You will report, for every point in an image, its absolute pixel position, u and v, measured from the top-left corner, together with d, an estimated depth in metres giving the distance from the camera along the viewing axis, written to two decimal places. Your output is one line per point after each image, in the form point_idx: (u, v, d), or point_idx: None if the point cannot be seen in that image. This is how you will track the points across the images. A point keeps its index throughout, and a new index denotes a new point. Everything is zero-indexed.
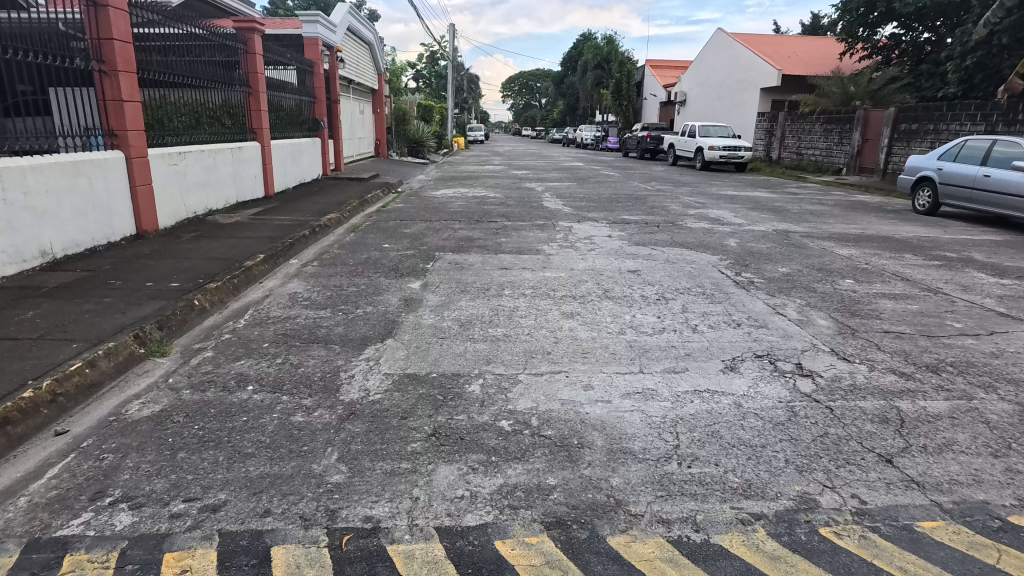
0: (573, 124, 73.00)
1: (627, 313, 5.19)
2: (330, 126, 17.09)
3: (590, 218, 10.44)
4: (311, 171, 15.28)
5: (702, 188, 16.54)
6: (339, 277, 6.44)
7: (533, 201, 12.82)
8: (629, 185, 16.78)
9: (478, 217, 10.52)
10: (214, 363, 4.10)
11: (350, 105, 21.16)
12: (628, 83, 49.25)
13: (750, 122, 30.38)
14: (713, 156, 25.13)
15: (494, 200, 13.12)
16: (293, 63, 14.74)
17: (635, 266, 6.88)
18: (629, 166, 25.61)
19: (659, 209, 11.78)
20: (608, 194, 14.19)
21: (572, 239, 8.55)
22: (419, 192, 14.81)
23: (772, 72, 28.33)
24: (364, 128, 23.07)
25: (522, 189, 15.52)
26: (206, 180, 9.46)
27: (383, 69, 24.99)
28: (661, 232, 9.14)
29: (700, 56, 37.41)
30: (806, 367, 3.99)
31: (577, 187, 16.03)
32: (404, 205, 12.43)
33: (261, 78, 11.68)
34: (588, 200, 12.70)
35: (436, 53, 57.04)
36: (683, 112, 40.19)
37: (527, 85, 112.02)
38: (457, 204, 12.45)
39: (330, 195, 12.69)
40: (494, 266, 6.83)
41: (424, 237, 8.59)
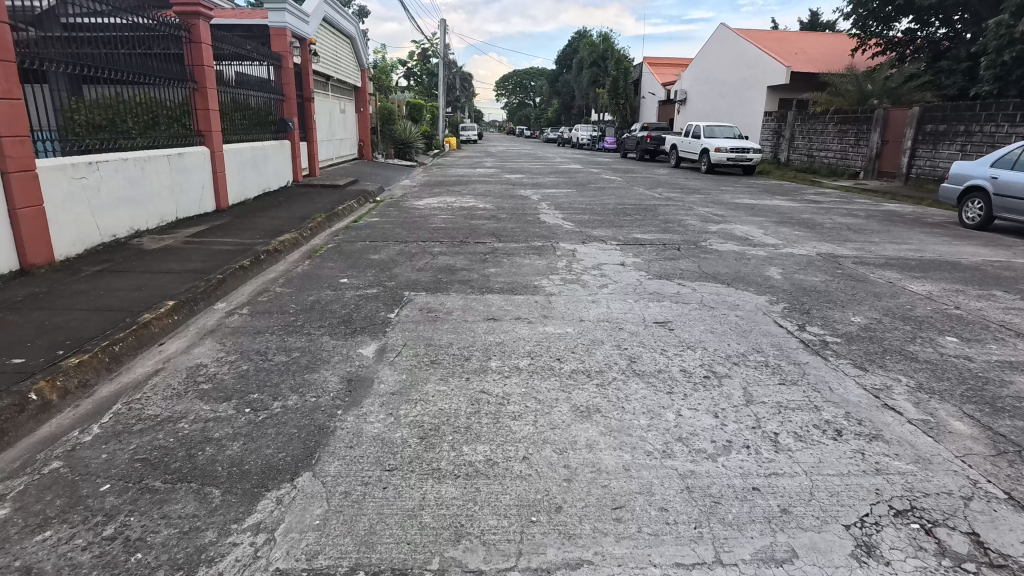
0: (568, 123, 71.38)
1: (668, 406, 3.56)
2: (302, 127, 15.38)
3: (597, 237, 8.85)
4: (279, 177, 13.58)
5: (715, 197, 14.95)
6: (269, 335, 4.79)
7: (529, 214, 11.23)
8: (634, 192, 15.18)
9: (464, 236, 8.90)
10: (2, 534, 2.48)
11: (330, 103, 19.47)
12: (625, 81, 47.63)
13: (756, 122, 28.82)
14: (720, 159, 23.59)
15: (484, 212, 11.50)
16: (258, 57, 13.03)
17: (662, 313, 5.27)
18: (630, 169, 24.01)
19: (673, 224, 10.22)
20: (611, 204, 12.62)
21: (578, 269, 6.96)
22: (399, 202, 13.16)
23: (780, 69, 26.77)
24: (345, 129, 21.36)
25: (517, 197, 13.92)
26: (130, 196, 7.76)
27: (366, 65, 23.25)
28: (684, 258, 7.52)
29: (701, 52, 35.84)
30: (991, 546, 2.39)
31: (577, 195, 14.40)
32: (379, 219, 10.77)
33: (210, 71, 9.91)
34: (592, 213, 11.13)
35: (427, 51, 55.15)
36: (683, 111, 38.63)
37: (521, 83, 110.30)
38: (441, 217, 10.84)
39: (295, 207, 11.03)
40: (479, 314, 5.24)
41: (395, 267, 6.98)
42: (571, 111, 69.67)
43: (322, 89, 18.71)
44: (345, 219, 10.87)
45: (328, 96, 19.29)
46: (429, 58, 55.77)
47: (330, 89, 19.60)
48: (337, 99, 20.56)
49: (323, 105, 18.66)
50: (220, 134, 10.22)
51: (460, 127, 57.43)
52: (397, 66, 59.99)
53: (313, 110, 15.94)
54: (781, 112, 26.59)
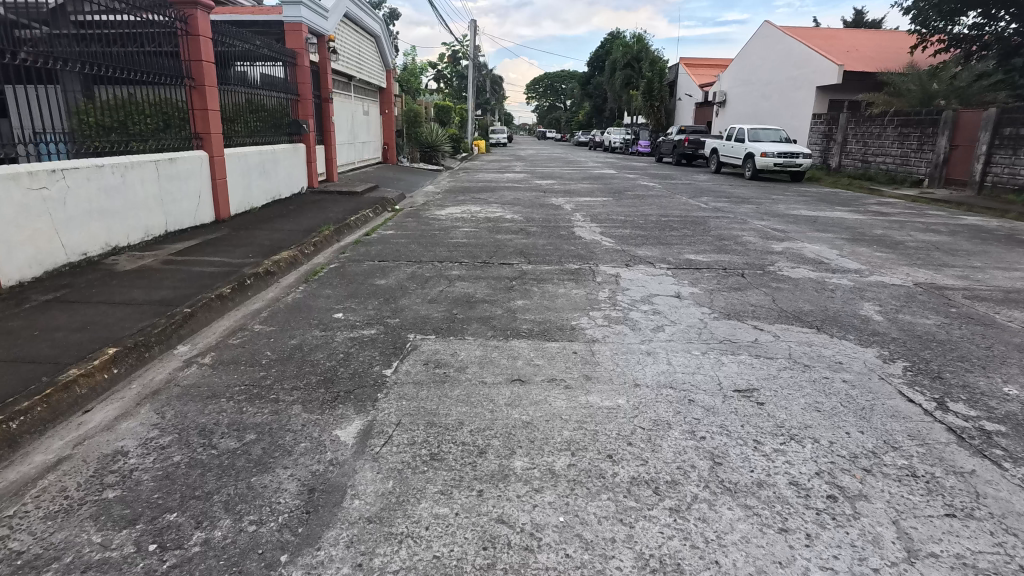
0: (599, 126, 69.82)
1: (789, 564, 2.29)
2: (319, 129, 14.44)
3: (642, 258, 7.57)
4: (292, 184, 12.63)
5: (768, 207, 13.47)
6: (227, 400, 3.68)
7: (562, 227, 9.98)
8: (677, 201, 13.77)
9: (488, 254, 7.70)
10: None
11: (351, 105, 18.55)
12: (660, 82, 46.00)
13: (804, 125, 27.04)
14: (766, 165, 21.97)
15: (511, 224, 10.30)
16: (272, 54, 12.10)
17: (741, 375, 3.99)
18: (669, 175, 22.57)
19: (728, 241, 8.87)
20: (652, 215, 11.30)
21: (625, 302, 5.70)
22: (420, 211, 12.07)
23: (832, 69, 24.99)
24: (368, 131, 20.43)
25: (548, 206, 12.68)
26: (105, 208, 6.79)
27: (391, 65, 22.33)
28: (751, 289, 6.21)
29: (743, 52, 34.08)
30: None
31: (614, 204, 13.10)
32: (396, 231, 9.67)
33: (209, 68, 8.93)
34: (634, 227, 9.83)
35: (457, 53, 54.27)
36: (723, 113, 36.87)
37: (552, 86, 108.96)
38: (462, 230, 9.69)
39: (303, 218, 10.01)
40: (501, 372, 4.04)
41: (403, 296, 5.82)
42: (603, 113, 68.07)
43: (343, 90, 17.80)
44: (357, 232, 9.82)
45: (350, 98, 18.38)
46: (459, 60, 54.85)
47: (352, 91, 18.68)
48: (360, 100, 19.65)
49: (344, 107, 17.73)
50: (221, 137, 9.26)
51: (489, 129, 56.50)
52: (427, 68, 59.26)
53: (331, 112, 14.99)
54: (832, 114, 24.78)
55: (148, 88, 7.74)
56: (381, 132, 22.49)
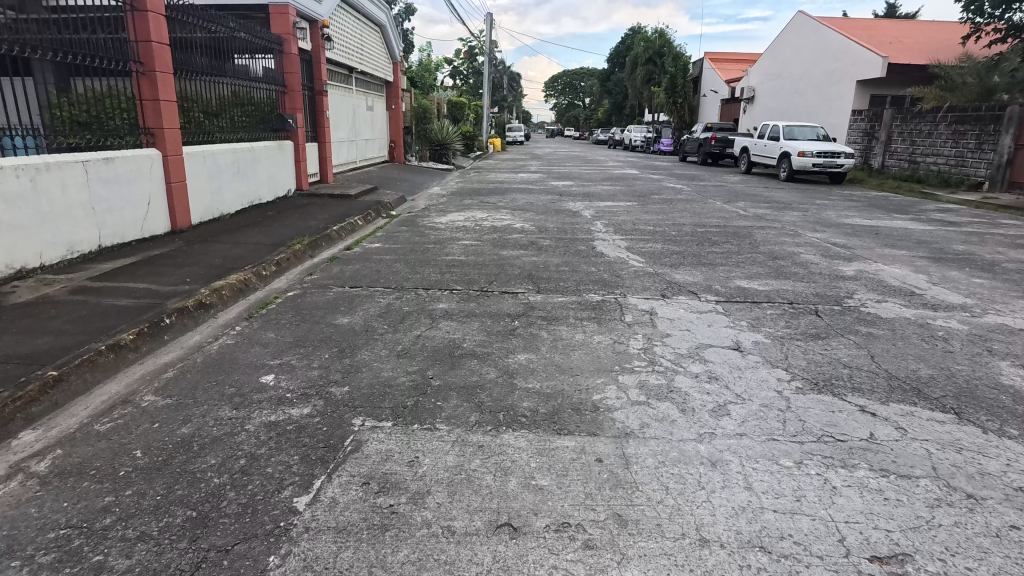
0: (619, 124, 67.89)
1: None
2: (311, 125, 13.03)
3: (681, 285, 6.01)
4: (276, 186, 11.21)
5: (816, 215, 11.76)
6: (19, 563, 2.22)
7: (579, 239, 8.43)
8: (711, 207, 12.12)
9: (487, 278, 6.19)
10: None
11: (352, 99, 17.14)
12: (684, 78, 44.07)
13: (842, 122, 25.10)
14: (804, 165, 20.15)
15: (520, 235, 8.77)
16: (255, 40, 10.68)
17: (871, 524, 2.43)
18: (697, 176, 20.86)
19: (784, 261, 7.25)
20: (685, 225, 9.70)
21: (665, 359, 4.16)
22: (418, 217, 10.62)
23: (875, 61, 23.06)
24: (371, 128, 19.01)
25: (563, 212, 11.15)
26: (4, 220, 5.41)
27: (398, 57, 20.90)
28: (833, 336, 4.63)
29: (774, 45, 32.13)
30: None
31: (639, 211, 11.50)
32: (384, 244, 8.21)
33: (162, 51, 7.53)
34: (666, 241, 8.25)
35: (473, 49, 52.79)
36: (751, 110, 34.92)
37: (570, 83, 106.99)
38: (460, 243, 8.19)
39: (278, 227, 8.58)
40: (480, 507, 2.52)
41: (365, 346, 4.33)
42: (623, 110, 66.13)
43: (343, 83, 16.40)
44: (340, 244, 8.38)
45: (350, 91, 16.98)
46: (476, 56, 53.32)
47: (353, 84, 17.27)
48: (362, 95, 18.24)
49: (343, 102, 16.33)
50: (178, 133, 7.86)
51: (506, 127, 54.97)
52: (443, 65, 57.83)
53: (326, 106, 13.57)
54: (875, 110, 22.83)
55: (82, 76, 6.42)
56: (387, 129, 21.08)
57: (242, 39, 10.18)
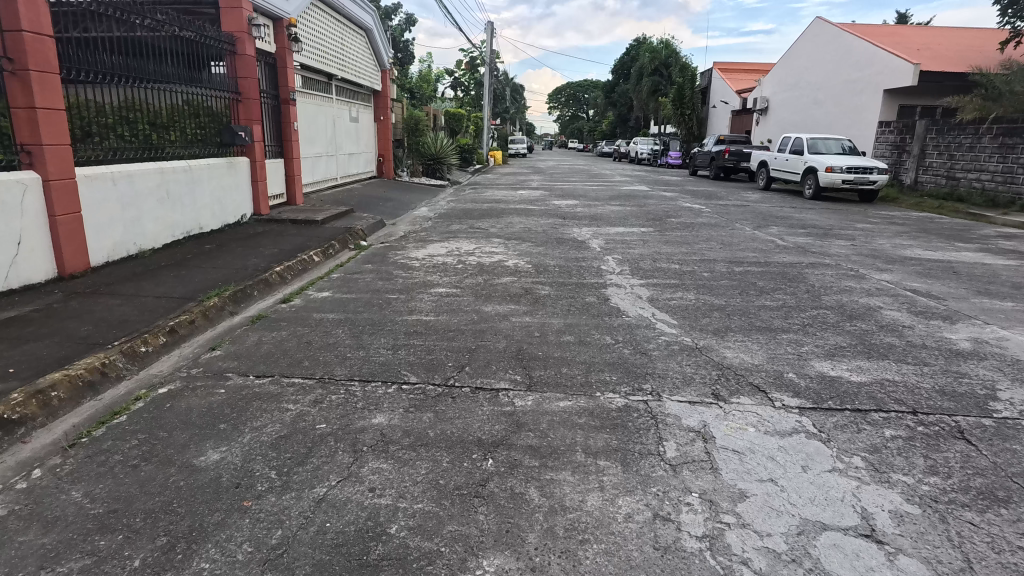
0: (624, 136, 66.35)
1: None
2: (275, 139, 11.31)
3: (737, 372, 4.15)
4: (223, 213, 9.40)
5: (868, 245, 9.89)
6: None
7: (587, 285, 6.59)
8: (741, 235, 10.28)
9: (455, 357, 4.36)
10: None
11: (332, 110, 15.43)
12: (692, 88, 42.45)
13: (868, 134, 23.30)
14: (832, 182, 18.19)
15: (510, 277, 6.93)
16: (203, 40, 8.93)
17: None
18: (713, 194, 19.04)
19: (863, 322, 5.39)
20: (716, 263, 7.88)
21: (752, 570, 2.28)
22: (390, 250, 8.80)
23: (904, 69, 21.30)
24: (355, 142, 17.29)
25: (566, 242, 9.31)
26: None
27: (387, 64, 19.24)
28: (1015, 497, 2.76)
29: (789, 53, 30.46)
30: None
31: (657, 239, 9.66)
32: (336, 292, 6.38)
33: (43, 43, 5.77)
34: (698, 290, 6.42)
35: (475, 61, 51.38)
36: (765, 122, 33.18)
37: (574, 96, 105.76)
38: (432, 291, 6.35)
39: (204, 268, 6.78)
40: None
41: (218, 532, 2.48)
42: (629, 122, 64.63)
43: (321, 92, 14.70)
44: (280, 292, 6.53)
45: (330, 101, 15.29)
46: (477, 68, 51.87)
47: (334, 93, 15.57)
48: (345, 105, 16.55)
49: (321, 112, 14.62)
50: (68, 151, 6.09)
51: (507, 139, 53.46)
52: (443, 76, 56.39)
53: (294, 116, 11.80)
54: (905, 122, 21.03)
55: None
56: (375, 142, 19.37)
57: (184, 38, 8.42)
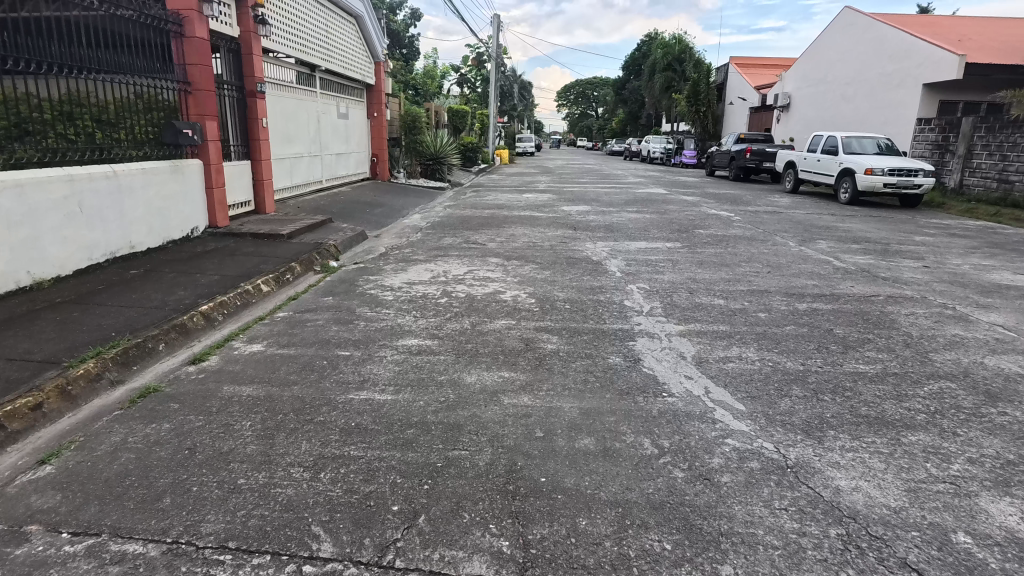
0: (634, 134, 64.49)
1: None
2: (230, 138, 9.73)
3: (867, 531, 2.50)
4: (164, 227, 7.82)
5: (944, 267, 8.13)
6: None
7: (607, 334, 4.95)
8: (788, 253, 8.58)
9: (405, 491, 2.73)
10: None
11: (316, 105, 13.85)
12: (707, 84, 40.54)
13: (905, 132, 21.45)
14: (873, 186, 16.35)
15: (504, 319, 5.30)
16: (142, 19, 7.36)
17: None
18: (738, 199, 17.31)
19: (1015, 408, 3.70)
20: (770, 296, 6.21)
21: None
22: (361, 274, 7.20)
23: (947, 61, 19.46)
24: (343, 141, 15.70)
25: (577, 263, 7.66)
26: None
27: (381, 56, 17.64)
28: None
29: (815, 45, 28.57)
30: None
31: (687, 259, 8.01)
32: (272, 345, 4.76)
33: None
34: (757, 344, 4.75)
35: (481, 56, 49.75)
36: (787, 119, 31.32)
37: (583, 93, 103.72)
38: (399, 342, 4.72)
39: (107, 306, 5.20)
40: None
41: None
42: (640, 120, 62.75)
43: (303, 85, 13.12)
44: (199, 341, 4.92)
45: (314, 96, 13.71)
46: (484, 64, 50.07)
47: (318, 87, 13.98)
48: (332, 100, 14.97)
49: (302, 107, 13.04)
50: None
51: (515, 137, 51.75)
52: (449, 72, 54.67)
53: (263, 112, 10.22)
54: (947, 119, 19.21)
55: None
56: (368, 141, 17.80)
57: (118, 15, 6.87)
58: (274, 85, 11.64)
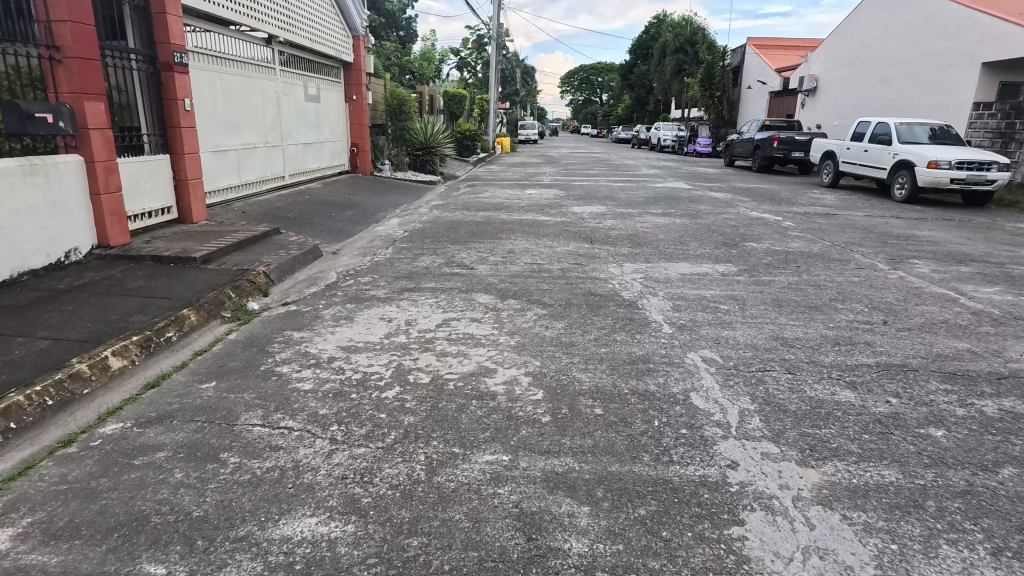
0: (642, 121, 61.78)
1: None
2: (132, 122, 7.40)
3: None
4: (14, 253, 5.51)
5: None
6: None
7: (679, 495, 2.62)
8: (889, 286, 6.23)
9: None
10: None
11: (273, 85, 11.44)
12: (722, 67, 37.83)
13: (960, 118, 18.94)
14: (936, 182, 13.91)
15: (488, 451, 2.96)
16: None
17: None
18: (775, 195, 14.94)
19: None
20: (920, 379, 3.88)
21: None
22: (282, 328, 4.86)
23: (1015, 36, 16.90)
24: (312, 128, 13.32)
25: (601, 305, 5.33)
26: None
27: (360, 28, 15.14)
28: None
29: (848, 21, 25.89)
30: None
31: (753, 297, 5.67)
32: (33, 531, 2.44)
33: None
34: (979, 533, 2.42)
35: (482, 38, 47.05)
36: (813, 104, 28.73)
37: (588, 79, 100.54)
38: (275, 533, 2.39)
39: None
40: None
41: None
42: (648, 105, 59.95)
43: (253, 59, 10.73)
44: None
45: (269, 73, 11.31)
46: (486, 46, 47.37)
47: (276, 63, 11.57)
48: (297, 80, 12.57)
49: (254, 87, 10.66)
50: None
51: (518, 124, 49.11)
52: (448, 55, 51.89)
53: (188, 91, 7.86)
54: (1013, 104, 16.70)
55: None
56: (346, 129, 15.39)
57: None
58: (205, 55, 9.24)
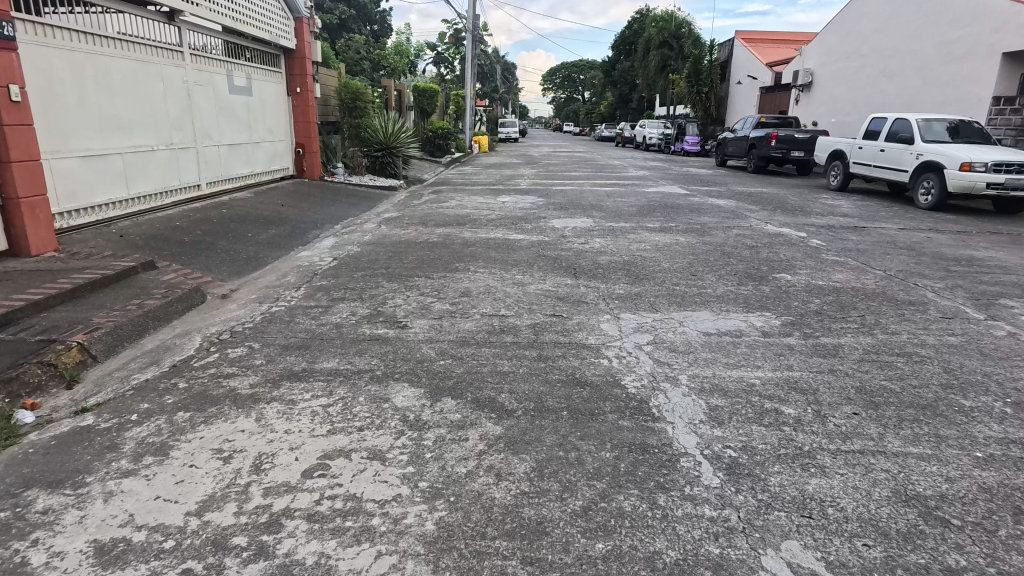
0: (625, 119, 60.03)
1: None
2: None
3: None
4: None
5: None
6: None
7: None
8: (1006, 354, 4.28)
9: None
10: None
11: (180, 73, 9.20)
12: (709, 61, 36.09)
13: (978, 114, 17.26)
14: (970, 187, 12.12)
15: None
16: None
17: None
18: (784, 201, 13.06)
19: None
20: None
21: None
22: (25, 484, 2.71)
23: None
24: (241, 125, 11.10)
25: (591, 413, 3.26)
26: None
27: (303, 9, 12.88)
28: None
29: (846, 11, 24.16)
30: None
31: (822, 385, 3.68)
32: None
33: None
34: None
35: (459, 32, 44.86)
36: (808, 99, 27.05)
37: (570, 76, 98.59)
38: None
39: None
40: None
41: None
42: (632, 102, 58.11)
43: (148, 39, 8.47)
44: None
45: (174, 58, 9.06)
46: (463, 40, 45.10)
47: (184, 45, 9.32)
48: (218, 67, 10.33)
49: (149, 74, 8.42)
50: None
51: (498, 122, 46.94)
52: (424, 50, 49.47)
53: (14, 75, 5.65)
54: None
55: None
56: (288, 127, 13.19)
57: None
58: (66, 31, 6.99)
